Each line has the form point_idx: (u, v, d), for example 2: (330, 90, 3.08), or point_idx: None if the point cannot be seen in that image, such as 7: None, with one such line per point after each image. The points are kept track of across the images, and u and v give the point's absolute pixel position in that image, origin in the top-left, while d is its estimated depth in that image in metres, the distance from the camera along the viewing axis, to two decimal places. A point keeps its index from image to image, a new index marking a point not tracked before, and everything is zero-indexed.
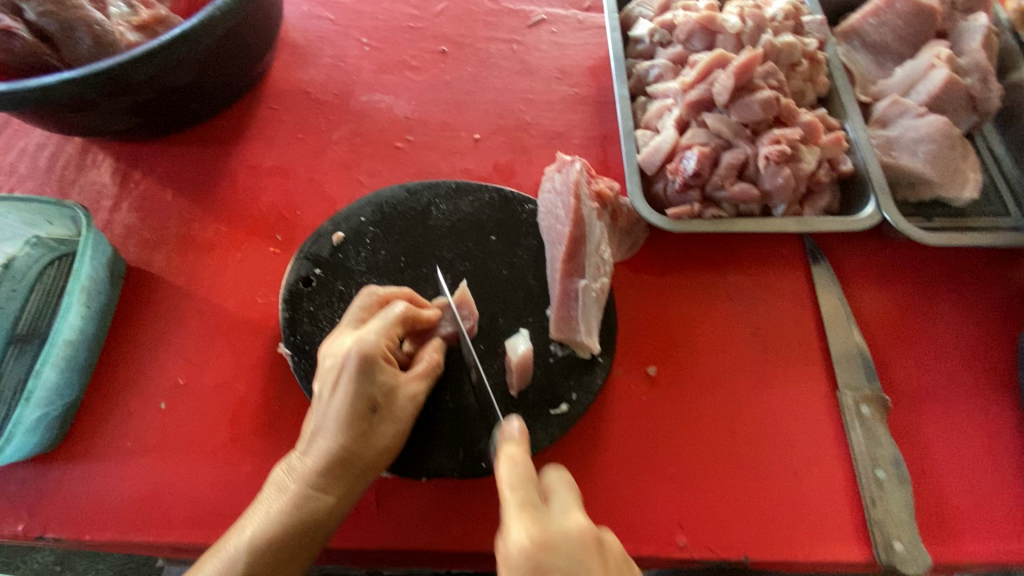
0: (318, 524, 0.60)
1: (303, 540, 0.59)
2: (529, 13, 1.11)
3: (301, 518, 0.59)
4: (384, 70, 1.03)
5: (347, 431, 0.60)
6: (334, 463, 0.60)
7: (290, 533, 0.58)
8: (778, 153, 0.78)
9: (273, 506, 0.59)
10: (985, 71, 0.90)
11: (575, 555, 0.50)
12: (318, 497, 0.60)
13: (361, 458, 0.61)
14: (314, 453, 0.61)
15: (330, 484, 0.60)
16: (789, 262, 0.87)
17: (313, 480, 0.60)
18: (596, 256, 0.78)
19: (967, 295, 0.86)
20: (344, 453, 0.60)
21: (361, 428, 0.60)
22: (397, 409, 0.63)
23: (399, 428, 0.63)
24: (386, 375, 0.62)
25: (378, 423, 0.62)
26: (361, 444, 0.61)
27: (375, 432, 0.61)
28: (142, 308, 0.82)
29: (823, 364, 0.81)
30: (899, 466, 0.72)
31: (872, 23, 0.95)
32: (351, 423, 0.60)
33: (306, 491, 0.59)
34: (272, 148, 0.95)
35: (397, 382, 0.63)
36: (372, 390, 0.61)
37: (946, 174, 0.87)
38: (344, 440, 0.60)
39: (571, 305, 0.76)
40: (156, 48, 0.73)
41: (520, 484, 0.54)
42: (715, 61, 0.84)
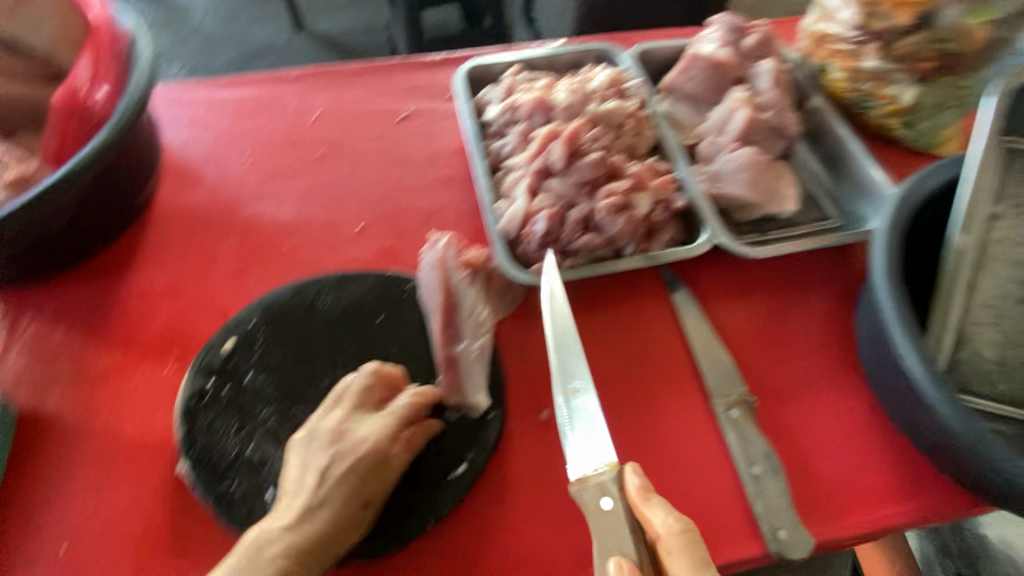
0: (331, 540, 0.68)
1: (314, 552, 0.66)
2: (397, 109, 1.23)
3: (301, 539, 0.66)
4: (266, 181, 1.11)
5: (354, 497, 0.69)
6: (340, 485, 0.69)
7: (283, 558, 0.64)
8: (612, 205, 0.90)
9: (269, 552, 0.64)
10: (778, 106, 1.06)
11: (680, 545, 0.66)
12: (329, 549, 0.68)
13: (359, 475, 0.70)
14: (309, 515, 0.67)
15: (340, 535, 0.69)
16: (653, 292, 0.97)
17: (339, 503, 0.68)
18: (472, 318, 0.84)
19: (810, 292, 0.98)
20: (358, 470, 0.70)
21: (367, 458, 0.71)
22: (388, 438, 0.73)
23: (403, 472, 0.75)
24: (383, 441, 0.72)
25: (386, 481, 0.73)
26: (375, 456, 0.71)
27: (387, 486, 0.73)
28: (36, 452, 0.82)
29: (696, 379, 0.89)
30: (771, 459, 0.80)
31: (682, 79, 1.12)
32: (343, 473, 0.69)
33: (307, 520, 0.67)
34: (162, 269, 0.99)
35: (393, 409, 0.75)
36: (358, 429, 0.72)
37: (766, 194, 1.01)
38: (353, 473, 0.69)
39: (457, 370, 0.80)
40: (17, 209, 0.78)
41: (658, 505, 0.68)
42: (550, 134, 0.97)
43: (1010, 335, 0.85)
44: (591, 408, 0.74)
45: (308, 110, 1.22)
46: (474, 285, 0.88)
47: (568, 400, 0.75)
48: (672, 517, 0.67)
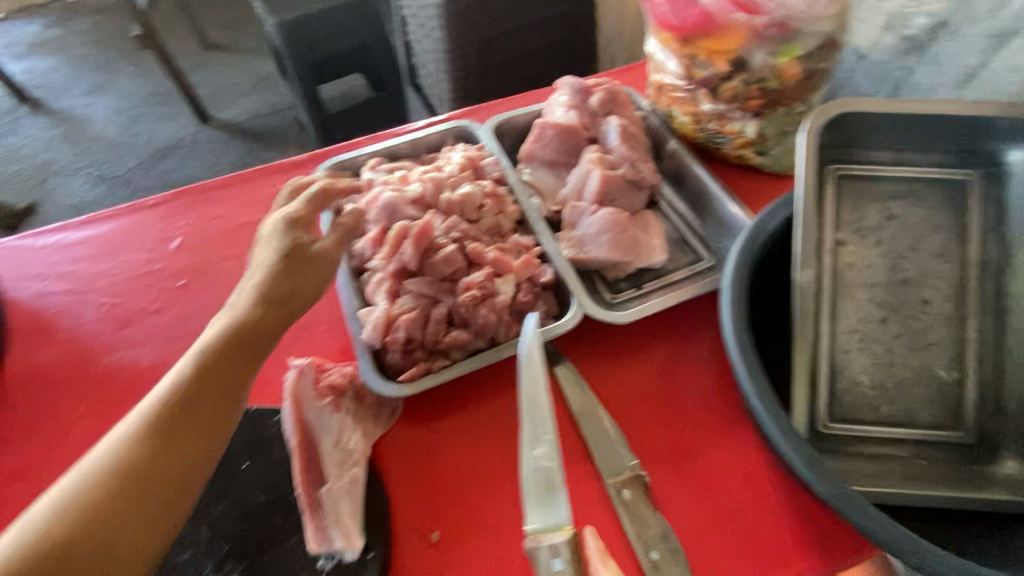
0: (206, 406, 0.72)
1: (184, 428, 0.70)
2: (262, 219, 1.19)
3: (173, 405, 0.70)
4: (124, 324, 1.04)
5: (201, 355, 0.74)
6: (236, 332, 0.77)
7: (156, 448, 0.67)
8: (470, 298, 0.87)
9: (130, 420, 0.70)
10: (631, 159, 1.08)
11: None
12: (179, 403, 0.71)
13: (269, 314, 0.80)
14: (169, 382, 0.72)
15: (186, 398, 0.71)
16: (536, 371, 0.95)
17: (242, 315, 0.78)
18: (336, 451, 0.82)
19: (691, 342, 0.97)
20: (256, 322, 0.78)
21: (268, 292, 0.81)
22: (315, 270, 0.85)
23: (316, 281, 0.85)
24: (299, 243, 0.85)
25: (285, 292, 0.82)
26: (273, 309, 0.80)
27: (265, 311, 0.80)
28: None
29: (588, 460, 0.86)
30: (668, 540, 0.77)
31: (538, 147, 1.13)
32: (266, 270, 0.83)
33: (187, 375, 0.72)
34: (11, 449, 0.91)
35: (311, 249, 0.86)
36: (282, 284, 0.82)
37: (632, 251, 1.01)
38: (281, 270, 0.82)
39: (320, 514, 0.75)
40: None
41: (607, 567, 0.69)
42: (402, 231, 0.95)
43: (879, 357, 0.86)
44: (552, 479, 0.71)
45: (168, 236, 1.17)
46: (343, 409, 0.86)
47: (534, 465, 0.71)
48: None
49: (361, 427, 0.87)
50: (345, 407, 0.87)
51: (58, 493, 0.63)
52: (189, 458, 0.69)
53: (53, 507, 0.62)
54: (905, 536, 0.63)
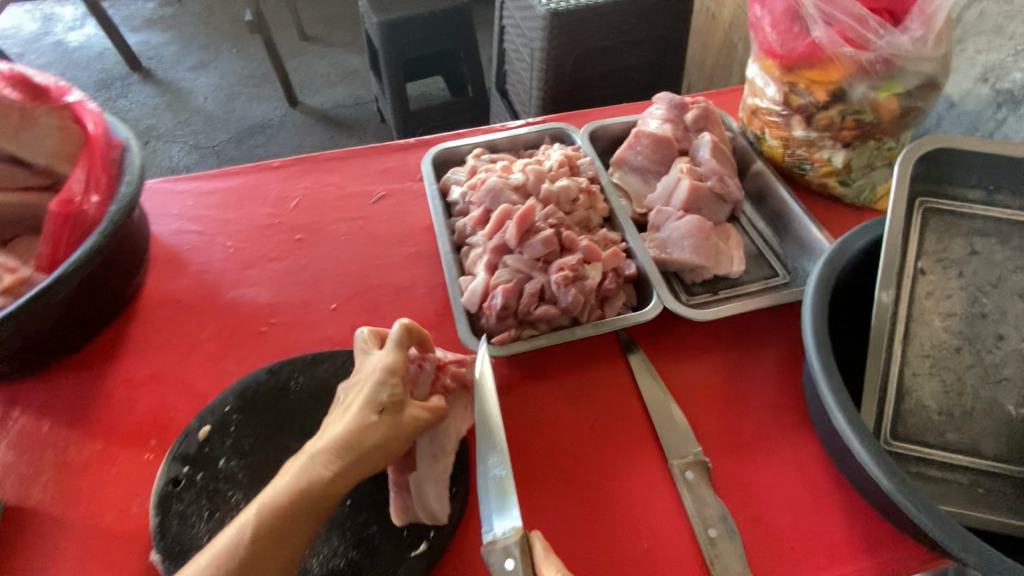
0: (322, 499, 0.69)
1: (296, 524, 0.67)
2: (371, 192, 1.33)
3: (301, 493, 0.68)
4: (247, 266, 1.18)
5: (339, 430, 0.73)
6: (352, 446, 0.72)
7: (266, 536, 0.65)
8: (563, 278, 0.95)
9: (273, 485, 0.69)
10: (719, 174, 1.15)
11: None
12: (313, 477, 0.69)
13: (361, 460, 0.72)
14: (294, 468, 0.70)
15: (325, 466, 0.70)
16: (611, 356, 1.02)
17: (354, 429, 0.73)
18: (431, 446, 0.84)
19: (760, 349, 1.03)
20: (365, 446, 0.73)
21: (373, 421, 0.74)
22: (401, 423, 0.77)
23: (400, 432, 0.77)
24: (398, 402, 0.77)
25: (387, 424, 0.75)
26: (391, 437, 0.75)
27: (378, 427, 0.75)
28: (20, 546, 0.85)
29: (653, 440, 0.93)
30: (726, 520, 0.82)
31: (631, 153, 1.21)
32: (364, 413, 0.75)
33: (313, 471, 0.70)
34: (146, 357, 1.04)
35: (404, 403, 0.78)
36: (382, 397, 0.76)
37: (711, 257, 1.07)
38: (383, 420, 0.75)
39: (406, 495, 0.81)
40: (16, 309, 0.85)
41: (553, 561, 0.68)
42: (504, 214, 1.05)
43: (948, 384, 0.89)
44: (505, 483, 0.74)
45: (288, 196, 1.32)
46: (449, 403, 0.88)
47: (490, 476, 0.75)
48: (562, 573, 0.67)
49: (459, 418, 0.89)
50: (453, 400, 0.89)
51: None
52: (292, 546, 0.67)
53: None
54: (970, 540, 0.66)
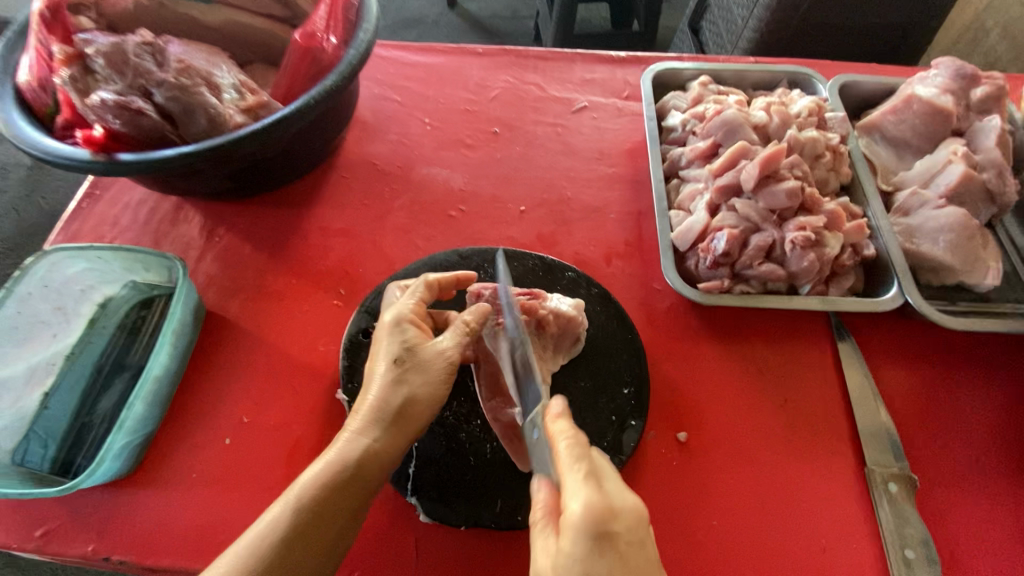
0: (370, 465, 0.70)
1: (345, 490, 0.68)
2: (573, 100, 1.24)
3: (347, 462, 0.69)
4: (442, 147, 1.15)
5: (380, 385, 0.73)
6: (385, 407, 0.71)
7: (318, 504, 0.66)
8: (803, 239, 0.84)
9: (332, 449, 0.70)
10: (1000, 167, 0.96)
11: (629, 526, 0.58)
12: (364, 436, 0.70)
13: (399, 422, 0.72)
14: (354, 426, 0.71)
15: (368, 426, 0.71)
16: (816, 338, 0.92)
17: (382, 393, 0.72)
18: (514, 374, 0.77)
19: (993, 379, 0.89)
20: (397, 406, 0.72)
21: (391, 380, 0.73)
22: (429, 372, 0.74)
23: (438, 378, 0.75)
24: (412, 342, 0.76)
25: (416, 372, 0.74)
26: (432, 384, 0.74)
27: (410, 379, 0.73)
28: (218, 350, 0.92)
29: (849, 439, 0.83)
30: (929, 547, 0.73)
31: (891, 120, 1.04)
32: (384, 372, 0.74)
33: (357, 433, 0.70)
34: (341, 211, 1.06)
35: (421, 347, 0.76)
36: (394, 351, 0.74)
37: (968, 261, 0.91)
38: (403, 379, 0.73)
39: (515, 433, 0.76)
40: (258, 130, 0.86)
41: (581, 455, 0.61)
42: (739, 152, 0.93)
43: None
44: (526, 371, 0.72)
45: (489, 85, 1.25)
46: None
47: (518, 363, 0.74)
48: (573, 464, 0.61)
49: (539, 357, 0.81)
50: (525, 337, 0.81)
51: (244, 544, 0.63)
52: (354, 496, 0.68)
53: (245, 550, 0.63)
54: None
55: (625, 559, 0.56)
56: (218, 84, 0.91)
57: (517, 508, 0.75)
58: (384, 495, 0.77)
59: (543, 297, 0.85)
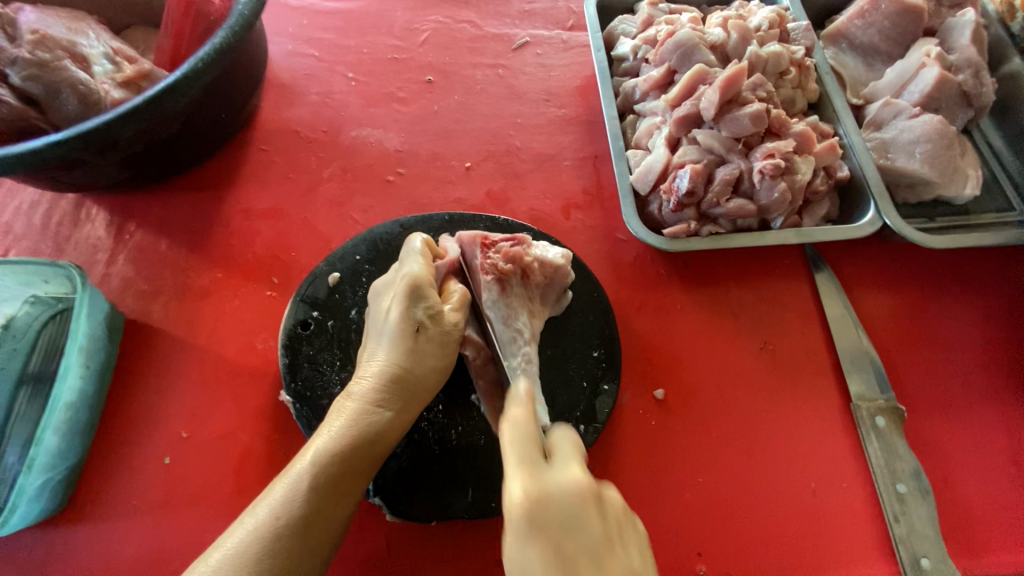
0: (384, 441, 0.63)
1: (366, 461, 0.61)
2: (513, 36, 1.11)
3: (363, 434, 0.61)
4: (371, 104, 1.03)
5: (399, 351, 0.66)
6: (405, 375, 0.65)
7: (338, 478, 0.59)
8: (773, 167, 0.77)
9: (335, 424, 0.61)
10: (977, 66, 0.89)
11: (561, 440, 0.55)
12: (377, 410, 0.63)
13: (414, 395, 0.66)
14: (362, 396, 0.63)
15: (385, 400, 0.64)
16: (793, 274, 0.86)
17: (404, 357, 0.66)
18: (510, 331, 0.71)
19: (974, 294, 0.85)
20: (414, 373, 0.66)
21: (411, 346, 0.66)
22: (445, 341, 0.69)
23: (449, 347, 0.70)
24: (429, 305, 0.69)
25: (428, 340, 0.68)
26: (443, 351, 0.69)
27: (425, 347, 0.68)
28: (143, 361, 0.82)
29: (833, 374, 0.79)
30: (920, 479, 0.71)
31: (858, 25, 0.95)
32: (403, 337, 0.67)
33: (367, 409, 0.63)
34: (265, 189, 0.95)
35: (442, 312, 0.70)
36: (420, 314, 0.68)
37: (947, 173, 0.85)
38: (420, 345, 0.67)
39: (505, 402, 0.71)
40: (141, 105, 0.72)
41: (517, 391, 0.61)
42: (697, 77, 0.83)
43: None
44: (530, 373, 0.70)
45: (417, 28, 1.11)
46: (507, 290, 0.73)
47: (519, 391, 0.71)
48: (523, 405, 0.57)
49: (527, 309, 0.75)
50: (510, 288, 0.73)
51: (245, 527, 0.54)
52: (360, 479, 0.61)
53: (250, 535, 0.53)
54: None
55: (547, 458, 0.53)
56: (85, 55, 0.77)
57: (491, 494, 0.69)
58: None
59: (527, 243, 0.76)
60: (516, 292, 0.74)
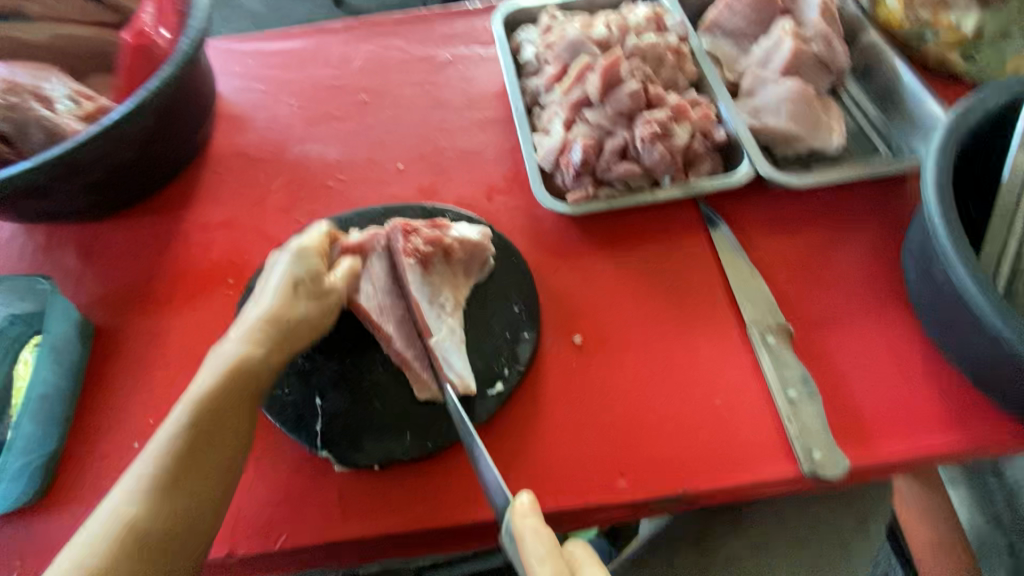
0: (251, 381, 0.69)
1: (237, 409, 0.68)
2: (436, 56, 1.25)
3: (225, 375, 0.68)
4: (313, 124, 1.15)
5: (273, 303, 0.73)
6: (271, 323, 0.72)
7: (207, 427, 0.66)
8: (650, 133, 0.89)
9: (212, 370, 0.69)
10: (828, 36, 1.03)
11: None
12: (246, 353, 0.70)
13: (282, 342, 0.72)
14: (235, 344, 0.71)
15: (254, 345, 0.71)
16: (692, 227, 0.97)
17: (275, 309, 0.73)
18: (435, 306, 0.85)
19: (852, 227, 0.96)
20: (280, 320, 0.72)
21: (285, 299, 0.74)
22: (322, 299, 0.77)
23: (324, 304, 0.77)
24: (310, 266, 0.77)
25: (306, 297, 0.76)
26: (318, 305, 0.76)
27: (300, 302, 0.75)
28: (112, 362, 0.90)
29: (731, 307, 0.89)
30: (808, 384, 0.80)
31: (726, 14, 1.10)
32: (278, 292, 0.74)
33: (240, 355, 0.70)
34: (220, 205, 1.06)
35: (324, 275, 0.79)
36: (300, 273, 0.76)
37: (811, 127, 0.98)
38: (296, 299, 0.75)
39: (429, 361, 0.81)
40: (100, 132, 0.84)
41: (545, 557, 0.59)
42: (584, 67, 0.97)
43: None
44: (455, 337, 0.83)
45: (351, 58, 1.26)
46: (429, 269, 0.86)
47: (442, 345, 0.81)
48: None
49: (450, 285, 0.88)
50: (433, 267, 0.87)
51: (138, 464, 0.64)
52: (228, 417, 0.67)
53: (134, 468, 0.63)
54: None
55: None
56: (48, 97, 0.89)
57: (429, 437, 0.77)
58: (296, 458, 0.78)
59: (446, 227, 0.89)
60: (438, 271, 0.87)
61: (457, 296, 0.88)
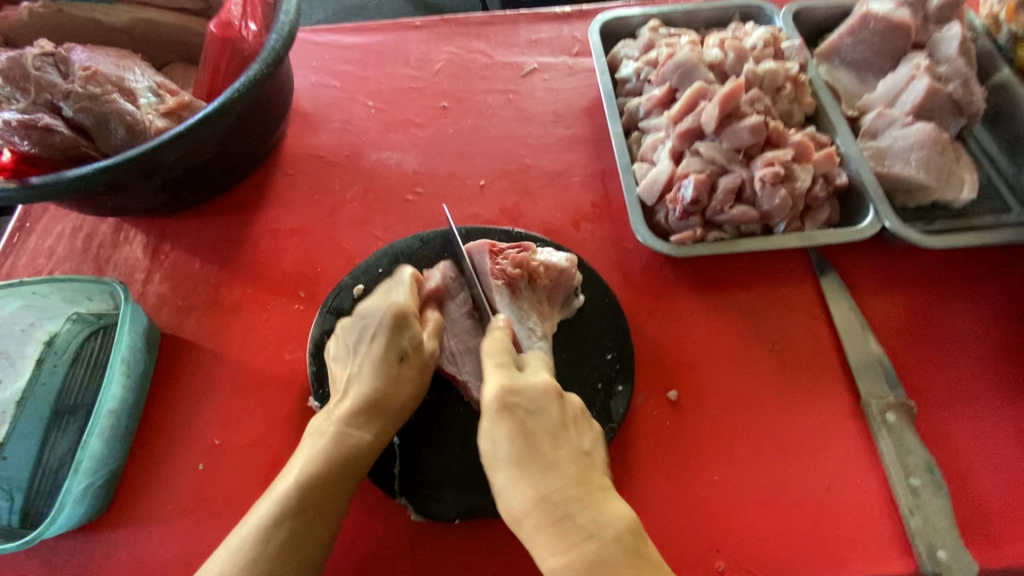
0: (359, 462, 0.67)
1: (339, 491, 0.66)
2: (521, 63, 1.18)
3: (335, 456, 0.65)
4: (390, 129, 1.09)
5: (378, 376, 0.71)
6: (378, 399, 0.70)
7: (311, 513, 0.63)
8: (772, 175, 0.81)
9: (313, 449, 0.66)
10: (965, 76, 0.93)
11: (538, 399, 0.63)
12: (354, 433, 0.68)
13: (386, 418, 0.70)
14: (338, 420, 0.68)
15: (361, 424, 0.68)
16: (799, 278, 0.89)
17: (380, 385, 0.70)
18: (524, 328, 0.78)
19: (979, 293, 0.87)
20: (387, 396, 0.70)
21: (389, 372, 0.71)
22: (424, 368, 0.74)
23: (426, 374, 0.74)
24: (410, 335, 0.75)
25: (408, 368, 0.73)
26: (420, 375, 0.74)
27: (403, 373, 0.73)
28: (177, 373, 0.86)
29: (842, 373, 0.81)
30: (933, 472, 0.72)
31: (849, 42, 1.00)
32: (381, 364, 0.71)
33: (345, 434, 0.67)
34: (292, 210, 1.00)
35: (423, 341, 0.76)
36: (402, 343, 0.74)
37: (943, 177, 0.89)
38: (400, 371, 0.72)
39: None
40: (184, 131, 0.79)
41: (497, 350, 0.67)
42: (698, 94, 0.89)
43: None
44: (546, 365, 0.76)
45: (432, 59, 1.19)
46: (517, 293, 0.79)
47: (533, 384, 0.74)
48: (499, 380, 0.63)
49: (537, 311, 0.81)
50: (519, 291, 0.80)
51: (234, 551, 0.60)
52: (336, 502, 0.65)
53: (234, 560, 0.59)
54: None
55: (529, 429, 0.61)
56: (131, 89, 0.84)
57: None
58: (367, 500, 0.73)
59: (532, 249, 0.82)
60: (524, 296, 0.80)
61: (544, 324, 0.81)
